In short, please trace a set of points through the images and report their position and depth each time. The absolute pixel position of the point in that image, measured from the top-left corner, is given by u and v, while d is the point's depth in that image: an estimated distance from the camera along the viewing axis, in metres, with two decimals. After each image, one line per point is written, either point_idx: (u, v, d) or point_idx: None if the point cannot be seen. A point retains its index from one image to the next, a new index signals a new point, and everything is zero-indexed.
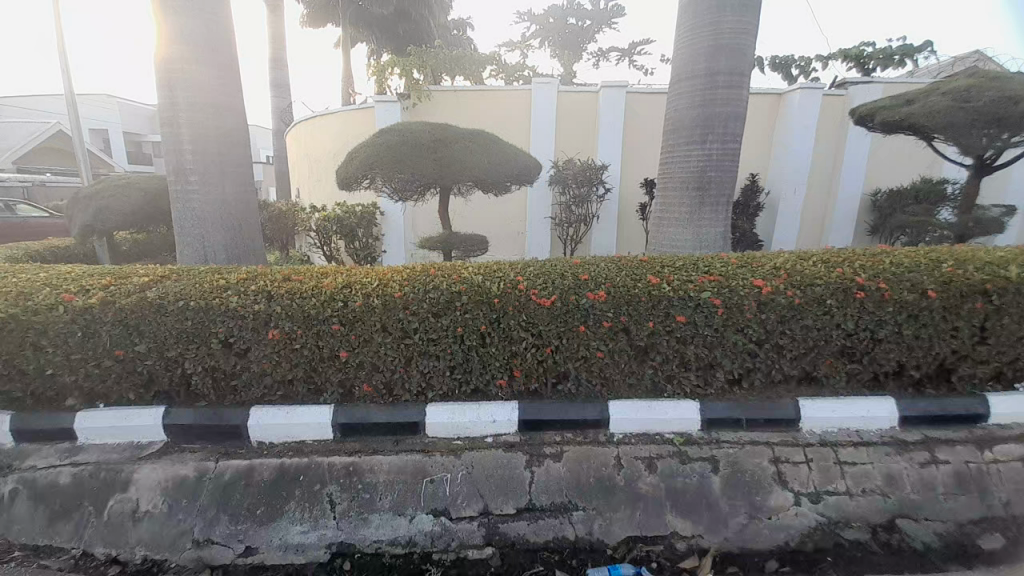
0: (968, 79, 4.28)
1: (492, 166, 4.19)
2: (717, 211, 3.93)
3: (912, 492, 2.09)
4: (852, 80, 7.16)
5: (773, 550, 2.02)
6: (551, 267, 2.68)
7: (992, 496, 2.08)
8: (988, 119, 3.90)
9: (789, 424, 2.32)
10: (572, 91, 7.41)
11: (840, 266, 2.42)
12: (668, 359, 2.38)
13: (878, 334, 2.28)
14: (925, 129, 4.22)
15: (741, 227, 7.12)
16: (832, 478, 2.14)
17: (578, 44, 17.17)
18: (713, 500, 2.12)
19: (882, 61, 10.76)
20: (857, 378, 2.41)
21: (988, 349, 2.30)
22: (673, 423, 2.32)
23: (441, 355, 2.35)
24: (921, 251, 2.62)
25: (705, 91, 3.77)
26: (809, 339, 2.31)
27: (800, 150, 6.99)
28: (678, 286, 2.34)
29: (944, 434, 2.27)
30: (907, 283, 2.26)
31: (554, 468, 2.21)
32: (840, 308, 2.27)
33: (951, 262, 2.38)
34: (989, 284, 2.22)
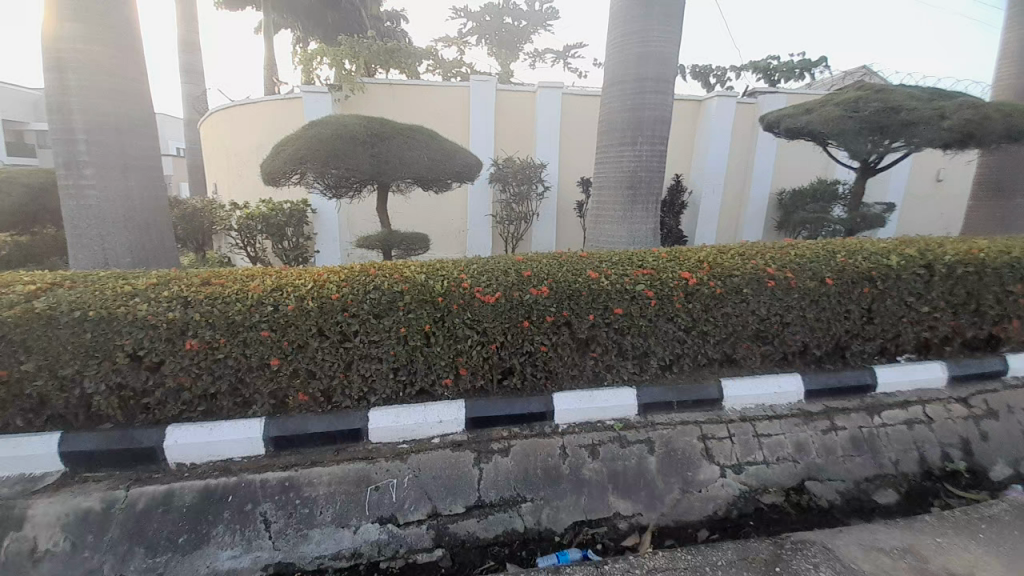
0: (857, 91, 4.83)
1: (432, 162, 4.13)
2: (648, 209, 4.17)
3: (817, 457, 2.37)
4: (761, 90, 7.88)
5: (703, 520, 2.20)
6: (494, 264, 2.70)
7: (881, 455, 2.41)
8: (874, 127, 4.39)
9: (714, 404, 2.53)
10: (510, 89, 7.47)
11: (754, 259, 2.67)
12: (607, 349, 2.49)
13: (786, 318, 2.56)
14: (822, 135, 4.74)
15: (668, 223, 7.63)
16: (752, 450, 2.37)
17: (515, 44, 17.32)
18: (650, 479, 2.26)
19: (786, 73, 11.97)
20: (770, 359, 2.68)
21: (874, 328, 2.66)
22: (612, 410, 2.44)
23: (383, 358, 2.28)
24: (821, 244, 2.96)
25: (636, 95, 3.98)
26: (730, 325, 2.53)
27: (718, 152, 7.61)
28: (615, 280, 2.46)
29: (841, 404, 2.59)
30: (809, 272, 2.55)
31: (502, 463, 2.24)
32: (755, 296, 2.51)
33: (844, 253, 2.72)
34: (873, 272, 2.56)
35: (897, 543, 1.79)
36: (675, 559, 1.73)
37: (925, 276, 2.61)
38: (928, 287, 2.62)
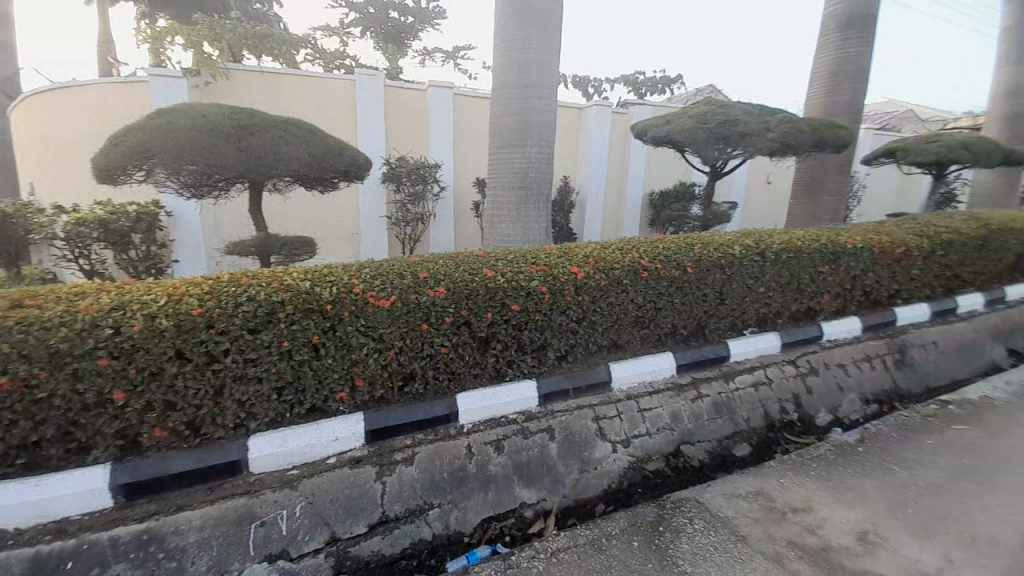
0: (706, 105, 5.61)
1: (312, 160, 3.80)
2: (540, 208, 4.35)
3: (689, 424, 2.72)
4: (631, 101, 8.75)
5: (599, 495, 2.40)
6: (387, 267, 2.58)
7: (736, 415, 2.84)
8: (718, 137, 5.13)
9: (604, 386, 2.74)
10: (398, 86, 7.22)
11: (631, 253, 2.95)
12: (507, 346, 2.56)
13: (659, 305, 2.88)
14: (681, 143, 5.43)
15: (559, 222, 8.10)
16: (637, 424, 2.62)
17: (403, 40, 16.84)
18: (552, 464, 2.38)
19: (651, 88, 13.50)
20: (649, 341, 3.00)
21: (726, 308, 3.13)
22: (513, 404, 2.50)
23: (265, 377, 2.05)
24: (684, 238, 3.39)
25: (522, 100, 4.14)
26: (614, 313, 2.78)
27: (598, 157, 8.31)
28: (511, 278, 2.52)
29: (704, 374, 2.99)
30: (675, 263, 2.90)
31: (406, 472, 2.15)
32: (633, 286, 2.78)
33: (701, 245, 3.15)
34: (723, 260, 3.02)
35: (755, 485, 2.08)
36: (575, 536, 1.80)
37: (760, 262, 3.14)
38: (762, 271, 3.16)
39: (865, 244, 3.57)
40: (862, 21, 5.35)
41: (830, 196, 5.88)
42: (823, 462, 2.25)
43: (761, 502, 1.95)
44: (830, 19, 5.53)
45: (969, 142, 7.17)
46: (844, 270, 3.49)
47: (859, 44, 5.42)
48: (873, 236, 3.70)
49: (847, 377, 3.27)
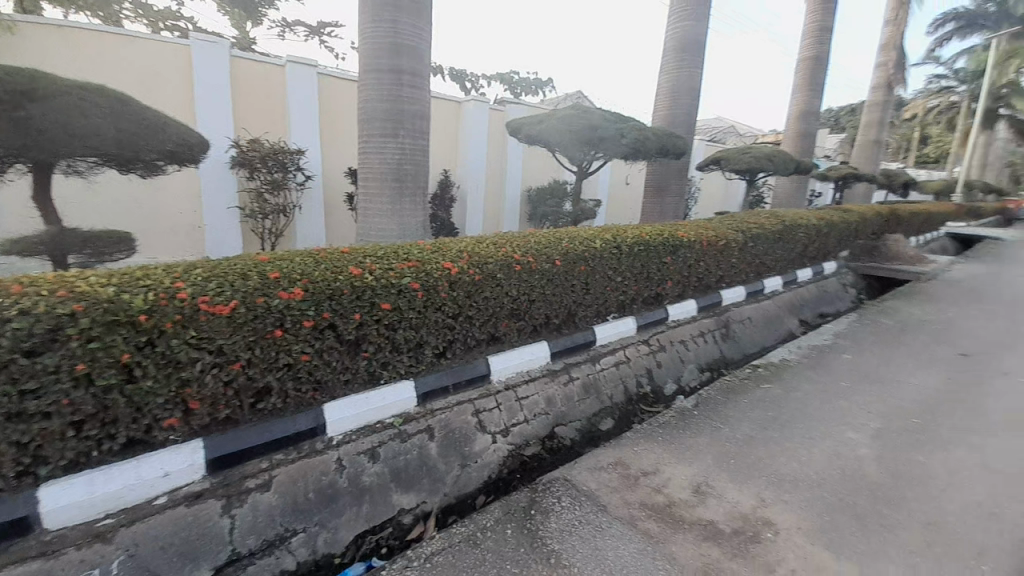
0: (570, 109, 5.97)
1: (123, 138, 3.09)
2: (415, 202, 4.21)
3: (562, 407, 2.91)
4: (507, 99, 8.97)
5: (480, 487, 2.43)
6: (228, 267, 2.22)
7: (602, 394, 3.13)
8: (580, 140, 5.51)
9: (483, 380, 2.77)
10: (249, 58, 6.28)
11: (504, 247, 3.01)
12: (379, 347, 2.41)
13: (532, 296, 3.01)
14: (550, 143, 5.73)
15: (440, 216, 7.99)
16: (515, 413, 2.71)
17: (256, 7, 14.79)
18: (431, 465, 2.33)
19: (526, 88, 14.17)
20: (525, 332, 3.12)
21: (591, 297, 3.41)
22: (390, 407, 2.37)
23: (50, 412, 1.59)
24: (554, 232, 3.59)
25: (392, 87, 3.93)
26: (489, 307, 2.82)
27: (477, 152, 8.38)
28: (380, 275, 2.37)
29: (575, 359, 3.22)
30: (545, 256, 3.05)
31: (263, 499, 1.89)
32: (507, 280, 2.84)
33: (568, 239, 3.37)
34: (587, 253, 3.26)
35: (615, 457, 2.30)
36: (451, 536, 1.78)
37: (617, 254, 3.48)
38: (620, 262, 3.51)
39: (697, 238, 4.22)
40: (694, 46, 6.25)
41: (673, 197, 6.81)
42: (669, 427, 2.59)
43: (620, 471, 2.16)
44: (670, 42, 6.40)
45: (769, 155, 8.94)
46: (683, 260, 4.07)
47: (692, 66, 6.33)
48: (703, 231, 4.38)
49: (687, 351, 3.85)
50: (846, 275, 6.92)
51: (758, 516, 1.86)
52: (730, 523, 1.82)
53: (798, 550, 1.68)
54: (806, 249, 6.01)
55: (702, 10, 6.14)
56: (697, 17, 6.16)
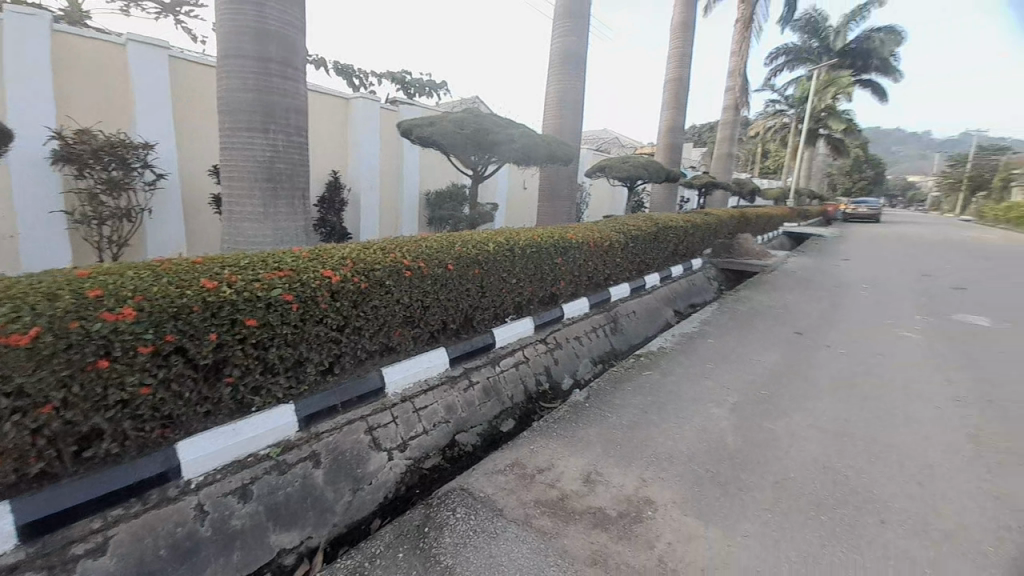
0: (463, 112, 5.95)
1: None
2: (293, 205, 3.82)
3: (462, 413, 2.85)
4: (400, 99, 8.69)
5: (374, 510, 2.27)
6: (27, 286, 1.76)
7: (502, 395, 3.15)
8: (471, 143, 5.51)
9: (376, 394, 2.59)
10: (74, 32, 5.18)
11: (392, 252, 2.87)
12: (247, 370, 2.12)
13: (425, 302, 2.91)
14: (443, 146, 5.65)
15: (330, 220, 7.44)
16: (412, 425, 2.59)
17: None
18: (317, 494, 2.11)
19: (419, 89, 14.00)
20: (420, 339, 3.01)
21: (487, 300, 3.42)
22: (265, 437, 2.08)
23: None
24: (447, 236, 3.52)
25: (259, 77, 3.53)
26: (379, 316, 2.65)
27: (368, 152, 7.98)
28: (243, 287, 2.08)
29: (474, 363, 3.18)
30: (436, 260, 2.96)
31: (96, 567, 1.54)
32: (396, 286, 2.70)
33: (460, 243, 3.33)
34: (480, 256, 3.26)
35: (512, 458, 2.32)
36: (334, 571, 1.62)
37: (511, 256, 3.54)
38: (513, 264, 3.58)
39: (585, 239, 4.49)
40: (576, 60, 6.67)
41: (566, 201, 7.17)
42: (563, 422, 2.70)
43: (516, 472, 2.19)
44: (554, 55, 6.76)
45: (646, 164, 9.92)
46: (573, 260, 4.31)
47: (575, 79, 6.74)
48: (591, 233, 4.68)
49: (581, 346, 4.07)
50: (710, 270, 7.97)
51: (641, 497, 2.01)
52: (616, 507, 1.94)
53: (672, 522, 1.85)
54: (678, 248, 6.77)
55: (582, 27, 6.57)
56: (578, 33, 6.58)
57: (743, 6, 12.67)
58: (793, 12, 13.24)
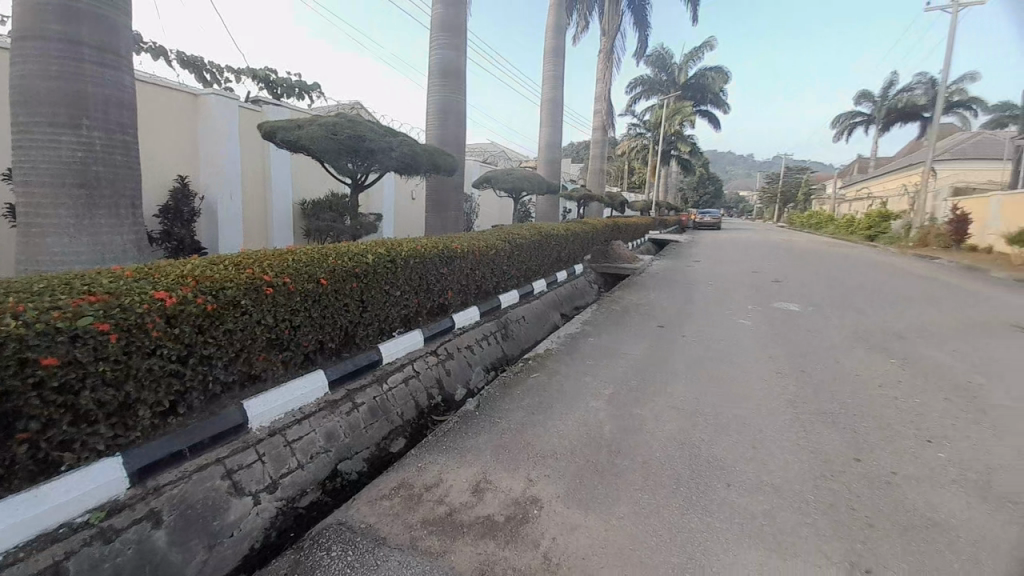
0: (336, 117, 5.61)
1: None
2: (119, 215, 3.19)
3: (345, 438, 2.60)
4: (264, 99, 7.89)
5: (238, 565, 1.95)
6: None
7: (392, 413, 2.97)
8: (347, 149, 5.25)
9: (238, 430, 2.21)
10: None
11: (250, 268, 2.53)
12: (47, 424, 1.67)
13: (295, 322, 2.62)
14: (314, 152, 5.22)
15: (178, 233, 6.39)
16: (285, 460, 2.28)
17: None
18: (159, 560, 1.73)
19: (288, 90, 12.96)
20: (291, 363, 2.70)
21: (370, 314, 3.21)
22: (86, 497, 1.65)
23: None
24: (318, 249, 3.23)
25: (66, 62, 2.90)
26: (235, 342, 2.31)
27: (228, 157, 7.08)
28: (31, 320, 1.63)
29: (358, 383, 2.92)
30: (305, 275, 2.68)
31: None
32: (255, 306, 2.38)
33: (335, 255, 3.07)
34: (357, 269, 3.04)
35: (397, 480, 2.21)
36: None
37: (393, 268, 3.38)
38: (396, 276, 3.43)
39: (470, 248, 4.51)
40: (455, 73, 6.75)
41: (453, 211, 7.16)
42: (452, 434, 2.65)
43: (402, 494, 2.09)
44: (433, 66, 6.76)
45: (528, 176, 10.44)
46: (459, 270, 4.29)
47: (456, 90, 6.81)
48: (477, 242, 4.73)
49: (473, 354, 4.07)
50: (590, 274, 8.66)
51: (528, 497, 2.06)
52: (503, 512, 1.95)
53: (557, 517, 1.93)
54: (561, 255, 7.22)
55: (459, 41, 6.70)
56: (455, 47, 6.67)
57: (604, 38, 14.17)
58: (644, 48, 15.20)
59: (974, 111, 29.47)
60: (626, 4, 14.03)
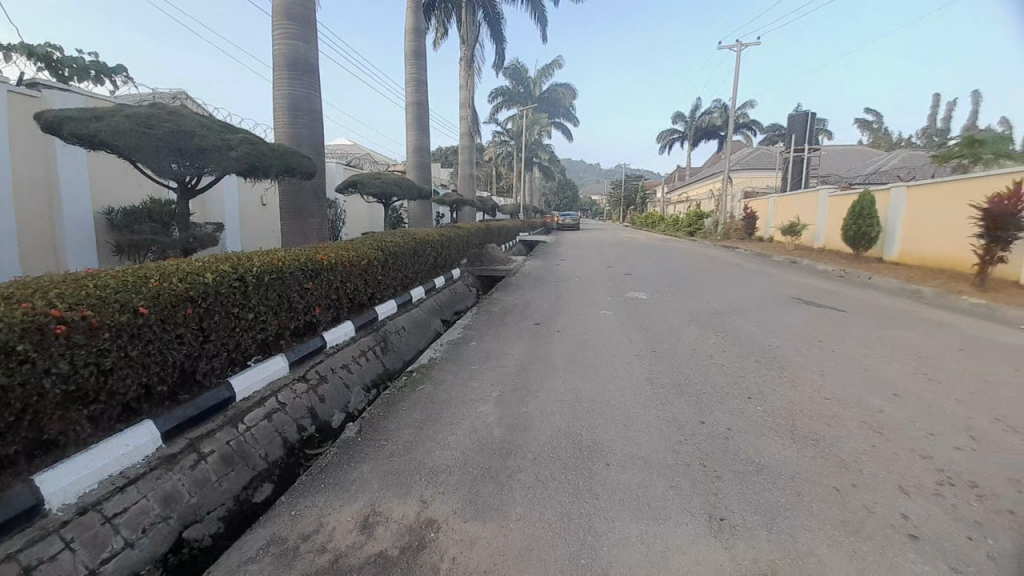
0: (152, 107, 4.61)
1: None
2: None
3: (191, 497, 2.12)
4: (43, 81, 6.14)
5: None
6: None
7: (252, 457, 2.52)
8: (170, 147, 4.35)
9: (25, 518, 1.64)
10: None
11: (25, 301, 1.87)
12: None
13: (106, 365, 2.03)
14: (119, 149, 4.21)
15: None
16: (106, 542, 1.77)
17: None
18: None
19: (79, 73, 10.39)
20: (104, 417, 2.11)
21: (213, 344, 2.68)
22: None
23: None
24: (131, 270, 2.57)
25: None
26: (13, 403, 1.68)
27: None
28: None
29: (205, 428, 2.41)
30: (115, 305, 2.09)
31: None
32: (38, 352, 1.76)
33: (157, 277, 2.48)
34: (191, 291, 2.50)
35: (266, 536, 1.88)
36: None
37: (241, 286, 2.88)
38: (246, 297, 2.93)
39: (337, 259, 4.10)
40: (306, 68, 6.13)
41: (315, 218, 6.49)
42: (332, 468, 2.37)
43: (273, 552, 1.79)
44: (278, 57, 6.04)
45: (397, 181, 10.05)
46: (325, 283, 3.87)
47: (309, 86, 6.19)
48: (344, 252, 4.33)
49: (350, 374, 3.73)
50: (467, 278, 8.71)
51: (423, 521, 1.95)
52: (397, 544, 1.81)
53: (455, 535, 1.86)
54: (437, 260, 7.10)
55: (308, 34, 6.10)
56: (303, 39, 6.06)
57: (464, 46, 14.41)
58: (502, 59, 15.89)
59: (752, 132, 37.82)
60: (482, 16, 14.53)
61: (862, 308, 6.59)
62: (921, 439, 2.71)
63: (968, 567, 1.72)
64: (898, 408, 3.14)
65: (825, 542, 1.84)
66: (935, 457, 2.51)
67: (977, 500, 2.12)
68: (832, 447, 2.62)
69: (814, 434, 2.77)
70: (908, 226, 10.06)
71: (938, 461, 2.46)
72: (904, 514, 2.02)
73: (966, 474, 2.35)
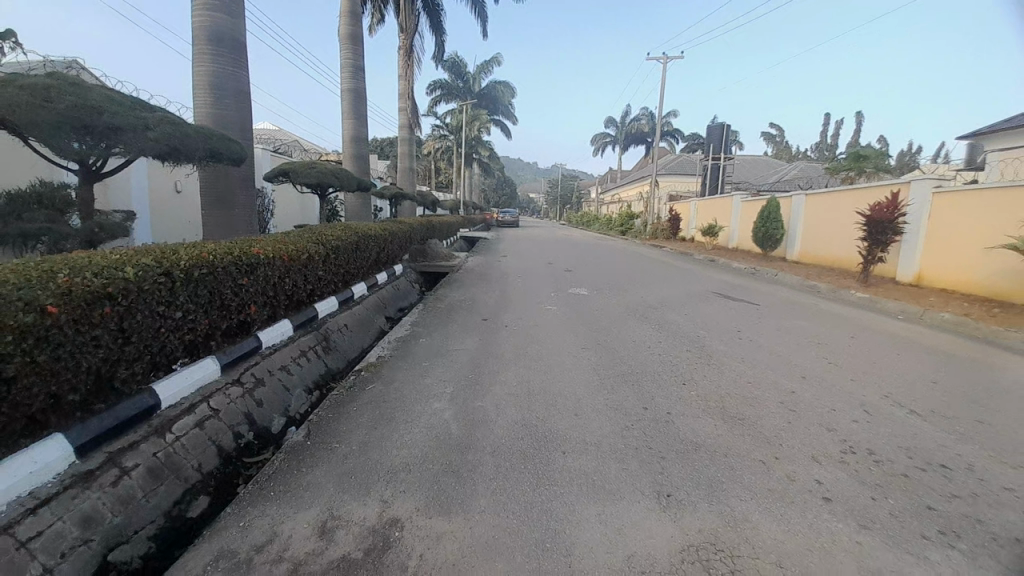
0: (49, 77, 3.97)
1: None
2: None
3: (115, 517, 1.90)
4: None
5: None
6: None
7: (184, 469, 2.30)
8: (75, 124, 3.77)
9: None
10: None
11: None
12: None
13: (7, 373, 1.76)
14: (8, 124, 3.59)
15: None
16: (22, 570, 1.56)
17: None
18: None
19: None
20: (4, 433, 1.83)
21: (135, 347, 2.41)
22: None
23: None
24: (31, 264, 2.23)
25: None
26: None
27: None
28: None
29: (126, 440, 2.16)
30: (18, 303, 1.82)
31: None
32: None
33: (67, 272, 2.18)
34: (110, 288, 2.23)
35: (211, 552, 1.75)
36: None
37: (167, 282, 2.61)
38: (173, 294, 2.65)
39: (275, 253, 3.82)
40: (231, 44, 5.61)
41: (243, 209, 5.98)
42: (280, 475, 2.23)
43: (223, 568, 1.67)
44: (198, 29, 5.46)
45: (334, 172, 9.53)
46: (262, 279, 3.60)
47: (236, 65, 5.68)
48: (282, 246, 4.05)
49: (290, 376, 3.51)
50: (410, 274, 8.51)
51: (386, 520, 1.92)
52: (360, 546, 1.77)
53: (421, 532, 1.85)
54: (379, 256, 6.85)
55: (234, 7, 5.58)
56: (229, 12, 5.55)
57: (402, 35, 13.96)
58: (441, 52, 15.63)
59: (676, 139, 40.66)
60: (422, 5, 14.16)
61: (772, 302, 7.40)
62: (826, 415, 3.12)
63: (872, 522, 2.02)
64: (807, 388, 3.59)
65: (758, 510, 2.08)
66: (838, 430, 2.91)
67: (874, 465, 2.50)
68: (757, 425, 2.93)
69: (742, 414, 3.09)
70: (807, 229, 11.43)
71: (841, 433, 2.86)
72: (819, 480, 2.33)
73: (864, 443, 2.75)
